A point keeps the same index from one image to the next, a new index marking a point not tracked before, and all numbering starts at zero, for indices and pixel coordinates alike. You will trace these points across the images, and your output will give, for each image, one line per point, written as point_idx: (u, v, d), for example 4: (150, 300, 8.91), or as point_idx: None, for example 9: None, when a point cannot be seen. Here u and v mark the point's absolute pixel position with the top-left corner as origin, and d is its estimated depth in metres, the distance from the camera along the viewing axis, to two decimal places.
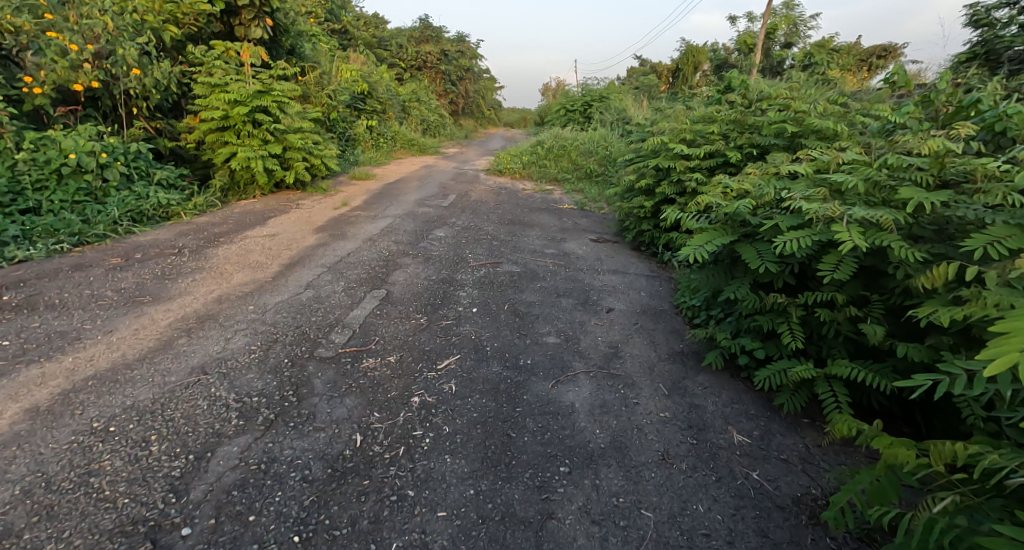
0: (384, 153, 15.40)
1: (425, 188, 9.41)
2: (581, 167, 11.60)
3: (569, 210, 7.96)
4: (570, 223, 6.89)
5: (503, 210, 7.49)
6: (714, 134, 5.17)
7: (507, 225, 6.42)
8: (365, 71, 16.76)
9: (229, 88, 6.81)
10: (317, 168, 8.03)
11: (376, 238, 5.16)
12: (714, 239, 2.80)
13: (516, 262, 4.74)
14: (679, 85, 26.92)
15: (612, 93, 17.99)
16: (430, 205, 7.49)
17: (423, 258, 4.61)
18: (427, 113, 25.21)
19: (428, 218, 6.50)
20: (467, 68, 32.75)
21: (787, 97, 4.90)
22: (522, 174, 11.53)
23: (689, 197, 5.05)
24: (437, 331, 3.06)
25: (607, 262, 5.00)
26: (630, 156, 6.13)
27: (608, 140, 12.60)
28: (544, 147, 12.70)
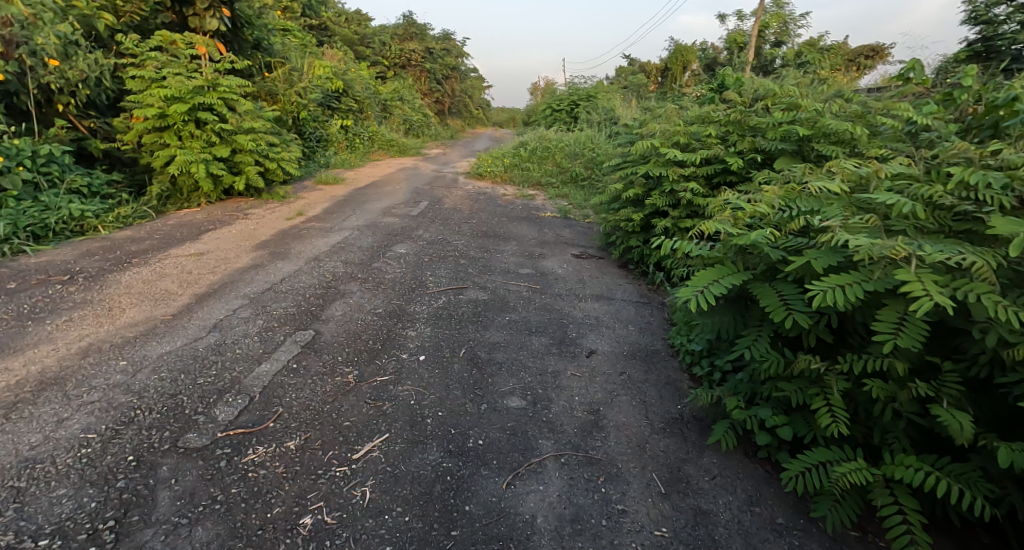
0: (360, 155, 14.63)
1: (397, 194, 8.70)
2: (566, 170, 10.96)
3: (550, 219, 7.31)
4: (551, 235, 6.23)
5: (478, 219, 6.81)
6: (711, 137, 4.55)
7: (480, 238, 5.76)
8: (340, 68, 15.97)
9: (166, 82, 6.07)
10: (273, 172, 7.29)
11: (324, 257, 4.47)
12: (722, 279, 2.14)
13: (483, 287, 4.07)
14: (668, 84, 26.42)
15: (599, 93, 17.38)
16: (398, 214, 6.79)
17: (373, 283, 3.93)
18: (410, 113, 24.49)
19: (392, 230, 5.80)
20: (452, 67, 31.99)
21: (793, 96, 4.29)
22: (504, 178, 10.86)
23: (684, 209, 4.42)
24: (366, 393, 2.38)
25: (589, 285, 4.35)
26: (615, 161, 5.48)
27: (595, 141, 11.98)
28: (528, 148, 12.04)
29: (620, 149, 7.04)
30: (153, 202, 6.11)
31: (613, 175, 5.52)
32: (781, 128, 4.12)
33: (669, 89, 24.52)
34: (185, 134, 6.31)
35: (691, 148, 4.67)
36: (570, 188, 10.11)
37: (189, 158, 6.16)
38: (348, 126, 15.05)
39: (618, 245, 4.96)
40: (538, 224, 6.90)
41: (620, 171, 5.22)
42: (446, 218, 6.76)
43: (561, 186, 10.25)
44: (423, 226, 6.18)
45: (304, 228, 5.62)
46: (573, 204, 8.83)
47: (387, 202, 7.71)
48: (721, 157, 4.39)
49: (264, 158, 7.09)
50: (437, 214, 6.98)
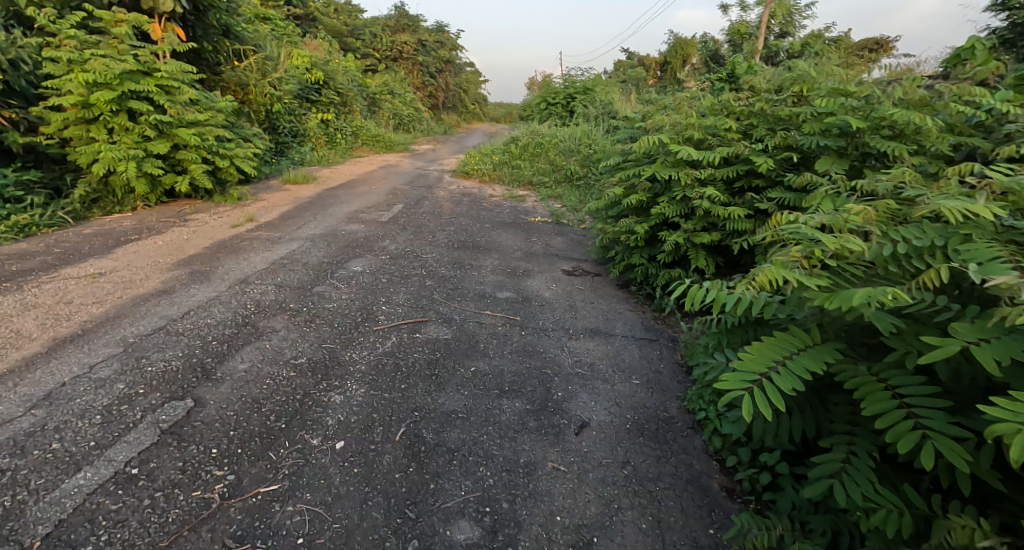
0: (342, 151, 13.76)
1: (371, 196, 7.82)
2: (560, 169, 10.09)
3: (541, 226, 6.46)
4: (539, 247, 5.39)
5: (458, 226, 5.97)
6: (731, 131, 3.71)
7: (456, 250, 4.94)
8: (321, 59, 15.08)
9: (90, 66, 5.21)
10: (225, 171, 6.50)
11: (255, 278, 3.63)
12: (791, 360, 1.33)
13: (448, 321, 3.24)
14: (669, 79, 25.51)
15: (597, 86, 16.48)
16: (364, 221, 5.94)
17: (307, 317, 3.08)
18: (401, 107, 23.61)
19: (352, 242, 4.94)
20: (446, 60, 31.04)
21: (836, 80, 3.44)
22: (492, 177, 10.03)
23: (699, 221, 3.57)
24: (232, 525, 1.54)
25: (583, 316, 3.52)
26: (614, 161, 4.63)
27: (592, 137, 11.10)
28: (519, 144, 11.19)
29: (619, 147, 6.19)
30: (74, 206, 5.27)
31: (613, 178, 4.69)
32: (821, 121, 3.28)
33: (670, 83, 23.62)
34: (115, 127, 5.50)
35: (707, 146, 3.82)
36: (564, 188, 9.23)
37: (118, 154, 5.36)
38: (330, 120, 14.16)
39: (620, 263, 4.10)
40: (527, 232, 6.05)
41: (621, 172, 4.37)
42: (421, 225, 5.90)
43: (555, 188, 9.37)
44: (391, 236, 5.32)
45: (247, 240, 4.77)
46: (567, 207, 7.97)
47: (356, 206, 6.85)
48: (745, 157, 3.54)
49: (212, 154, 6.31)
50: (411, 220, 6.12)
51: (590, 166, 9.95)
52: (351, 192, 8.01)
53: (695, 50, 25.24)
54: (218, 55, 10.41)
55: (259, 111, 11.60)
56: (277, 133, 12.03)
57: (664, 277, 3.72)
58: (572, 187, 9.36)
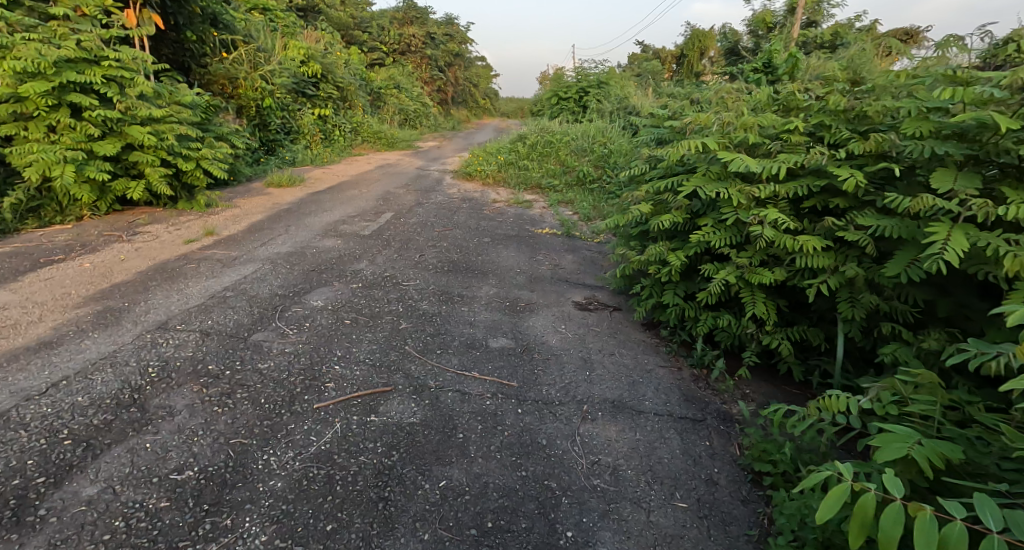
0: (339, 149, 13.01)
1: (359, 202, 7.01)
2: (572, 170, 9.18)
3: (548, 241, 5.60)
4: (546, 271, 4.53)
5: (451, 242, 5.14)
6: (796, 135, 2.83)
7: (445, 276, 4.12)
8: (320, 52, 14.37)
9: (18, 53, 4.45)
10: (190, 174, 5.77)
11: (179, 321, 2.84)
12: None
13: (418, 392, 2.41)
14: (687, 73, 24.31)
15: (612, 80, 15.48)
16: (343, 236, 5.12)
17: (224, 387, 2.26)
18: (408, 101, 22.80)
19: (322, 265, 4.14)
20: (456, 54, 30.12)
21: (948, 66, 2.53)
22: (496, 179, 9.17)
23: (756, 254, 2.69)
24: None
25: (600, 380, 2.67)
26: (639, 170, 3.75)
27: (607, 135, 10.16)
28: (527, 142, 10.30)
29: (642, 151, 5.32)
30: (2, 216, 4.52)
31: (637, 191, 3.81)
32: (931, 119, 2.40)
33: (688, 77, 22.46)
34: (54, 124, 4.75)
35: (763, 152, 2.94)
36: (575, 193, 8.34)
37: (54, 155, 4.62)
38: (327, 116, 13.42)
39: (647, 300, 3.23)
40: (532, 250, 5.19)
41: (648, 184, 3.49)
42: (408, 241, 5.07)
43: (565, 192, 8.47)
44: (370, 257, 4.50)
45: (195, 262, 3.99)
46: (578, 217, 7.10)
47: (338, 215, 6.04)
48: (820, 167, 2.65)
49: (174, 155, 5.58)
50: (397, 235, 5.29)
51: (604, 168, 9.02)
52: (339, 198, 7.21)
53: (715, 42, 24.04)
54: (205, 45, 10.18)
55: (248, 106, 10.93)
56: (268, 130, 11.32)
57: (709, 325, 2.83)
58: (583, 191, 8.46)
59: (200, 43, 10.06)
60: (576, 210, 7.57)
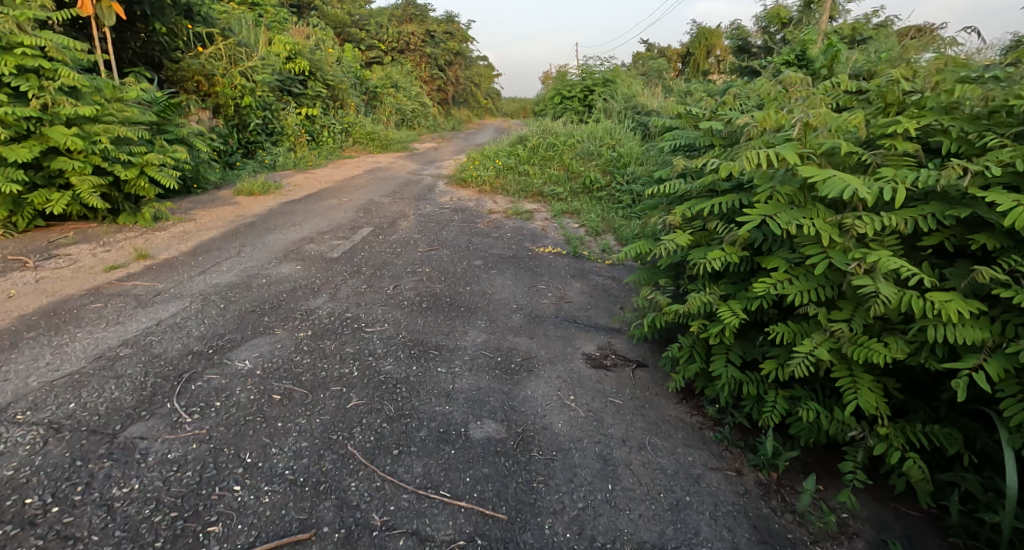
0: (327, 152, 12.24)
1: (337, 215, 6.18)
2: (577, 176, 8.33)
3: (551, 264, 4.75)
4: (548, 307, 3.69)
5: (434, 268, 4.31)
6: (905, 146, 1.98)
7: (421, 319, 3.29)
8: (308, 48, 13.76)
9: None
10: (131, 184, 4.99)
11: (27, 406, 2.00)
12: None
13: (353, 541, 1.56)
14: (696, 71, 23.54)
15: (619, 79, 14.64)
16: (306, 260, 4.29)
17: (33, 546, 1.42)
18: (406, 101, 21.98)
19: (268, 302, 3.32)
20: (458, 52, 29.26)
21: None
22: (494, 186, 8.35)
23: (857, 317, 1.83)
24: None
25: (630, 504, 1.82)
26: (667, 185, 2.90)
27: (616, 137, 9.30)
28: (527, 145, 9.47)
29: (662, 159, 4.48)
30: None
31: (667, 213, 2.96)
32: None
33: (698, 76, 21.67)
34: None
35: (855, 164, 2.07)
36: (581, 203, 7.49)
37: None
38: (315, 116, 12.69)
39: (686, 365, 2.37)
40: (531, 277, 4.35)
41: (682, 205, 2.64)
42: (383, 267, 4.24)
43: (569, 202, 7.62)
44: (332, 289, 3.67)
45: (105, 298, 3.18)
46: (584, 232, 6.25)
47: (307, 232, 5.21)
48: (954, 191, 1.79)
49: (110, 162, 4.80)
50: (371, 258, 4.47)
51: (613, 174, 8.16)
52: (314, 210, 6.38)
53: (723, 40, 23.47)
54: (177, 39, 9.64)
55: (226, 105, 10.29)
56: (247, 131, 10.64)
57: (783, 415, 1.97)
58: (590, 200, 7.61)
59: (171, 36, 9.49)
60: (582, 223, 6.73)
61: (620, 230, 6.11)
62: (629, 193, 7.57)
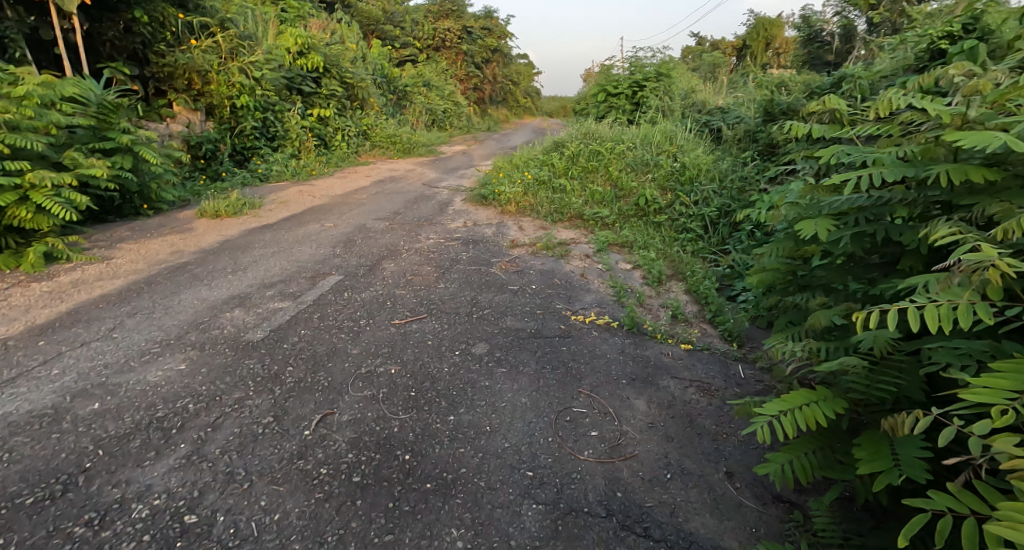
0: (337, 159, 10.97)
1: (307, 252, 4.68)
2: (628, 195, 6.55)
3: (594, 356, 3.04)
4: (589, 483, 1.97)
5: (404, 368, 2.70)
6: None
7: (332, 526, 1.67)
8: (323, 44, 12.69)
9: None
10: (8, 213, 3.67)
11: None
12: None
13: None
14: (757, 63, 21.30)
15: (673, 72, 12.69)
16: (209, 346, 2.77)
17: None
18: (439, 100, 20.60)
19: (45, 478, 1.71)
20: (497, 49, 27.73)
21: None
22: (520, 205, 6.72)
23: None
24: None
25: None
26: (900, 308, 1.28)
27: (676, 142, 7.44)
28: (564, 150, 7.76)
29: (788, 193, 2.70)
30: None
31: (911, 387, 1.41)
32: None
33: (760, 69, 19.45)
34: None
35: None
36: (633, 232, 5.74)
37: None
38: (327, 117, 11.69)
39: None
40: (561, 389, 2.66)
41: (999, 397, 1.03)
42: (323, 368, 2.64)
43: (618, 231, 5.87)
44: (203, 427, 2.06)
45: None
46: (639, 281, 4.51)
47: (247, 286, 3.71)
48: None
49: None
50: (313, 344, 2.88)
51: (674, 193, 6.33)
52: (283, 244, 4.91)
53: (783, 30, 21.61)
54: (164, 30, 8.77)
55: (221, 106, 9.41)
56: (243, 135, 9.57)
57: None
58: (644, 229, 5.83)
59: (157, 27, 8.65)
60: (634, 264, 5.00)
61: (692, 282, 4.32)
62: (697, 219, 5.74)
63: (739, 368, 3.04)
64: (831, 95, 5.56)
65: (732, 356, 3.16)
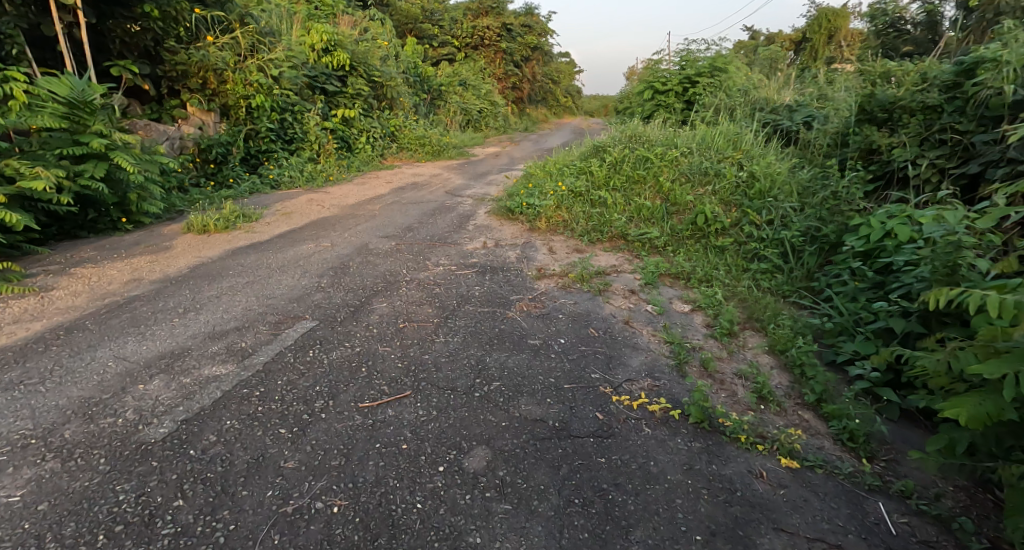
0: (359, 163, 10.31)
1: (290, 283, 3.88)
2: (682, 210, 5.52)
3: (647, 478, 2.02)
4: None
5: (354, 502, 1.78)
6: None
7: None
8: (351, 41, 12.09)
9: None
10: None
11: None
12: None
13: None
14: (821, 57, 19.41)
15: (730, 66, 11.36)
16: (84, 447, 1.93)
17: None
18: (475, 99, 19.81)
19: None
20: (538, 46, 26.69)
21: None
22: (552, 222, 5.80)
23: None
24: None
25: None
26: None
27: (740, 146, 6.27)
28: (606, 154, 6.73)
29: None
30: None
31: None
32: None
33: (824, 63, 17.65)
34: None
35: None
36: (688, 262, 4.67)
37: None
38: (352, 118, 11.05)
39: None
40: None
41: None
42: (229, 501, 1.73)
43: (670, 261, 4.82)
44: None
45: None
46: (699, 334, 3.47)
47: (193, 336, 2.90)
48: None
49: None
50: (233, 446, 1.99)
51: (738, 210, 5.21)
52: (265, 270, 4.14)
53: (849, 21, 19.70)
54: (178, 25, 8.30)
55: (236, 106, 8.90)
56: (258, 138, 9.02)
57: None
58: (702, 257, 4.75)
59: (171, 23, 8.19)
60: (692, 305, 3.95)
61: (776, 339, 3.23)
62: (772, 246, 4.60)
63: (877, 510, 1.94)
64: (958, 90, 4.30)
65: (861, 483, 2.06)
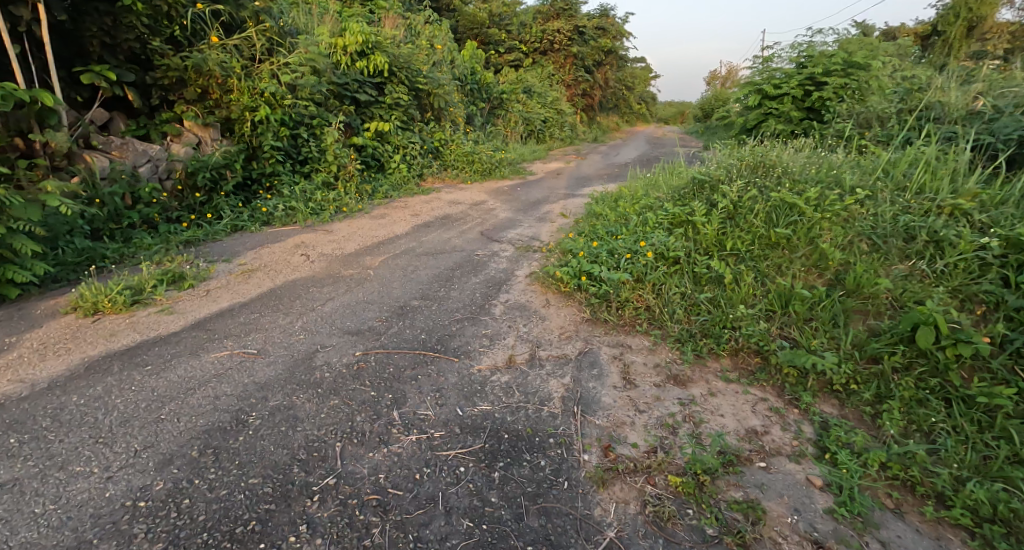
0: (387, 188, 8.52)
1: (90, 487, 1.90)
2: (872, 310, 3.06)
3: None
4: None
5: None
6: None
7: None
8: (393, 42, 10.38)
9: None
10: None
11: None
12: None
13: None
14: (968, 51, 15.36)
15: (876, 57, 8.36)
16: None
17: None
18: (540, 109, 17.72)
19: None
20: (612, 50, 24.00)
21: None
22: (629, 312, 3.57)
23: None
24: None
25: None
26: None
27: (964, 185, 3.65)
28: (716, 191, 4.35)
29: None
30: None
31: None
32: None
33: (976, 58, 13.78)
34: None
35: None
36: (923, 448, 2.24)
37: None
38: (386, 132, 9.30)
39: None
40: None
41: None
42: None
43: (871, 438, 2.41)
44: None
45: None
46: None
47: None
48: None
49: None
50: None
51: (1003, 325, 2.67)
52: (85, 434, 2.20)
53: (1004, 7, 15.60)
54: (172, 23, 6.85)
55: (239, 119, 7.35)
56: (263, 158, 7.42)
57: None
58: (950, 437, 2.30)
59: (163, 20, 6.75)
60: None
61: None
62: None
63: None
64: None
65: None
